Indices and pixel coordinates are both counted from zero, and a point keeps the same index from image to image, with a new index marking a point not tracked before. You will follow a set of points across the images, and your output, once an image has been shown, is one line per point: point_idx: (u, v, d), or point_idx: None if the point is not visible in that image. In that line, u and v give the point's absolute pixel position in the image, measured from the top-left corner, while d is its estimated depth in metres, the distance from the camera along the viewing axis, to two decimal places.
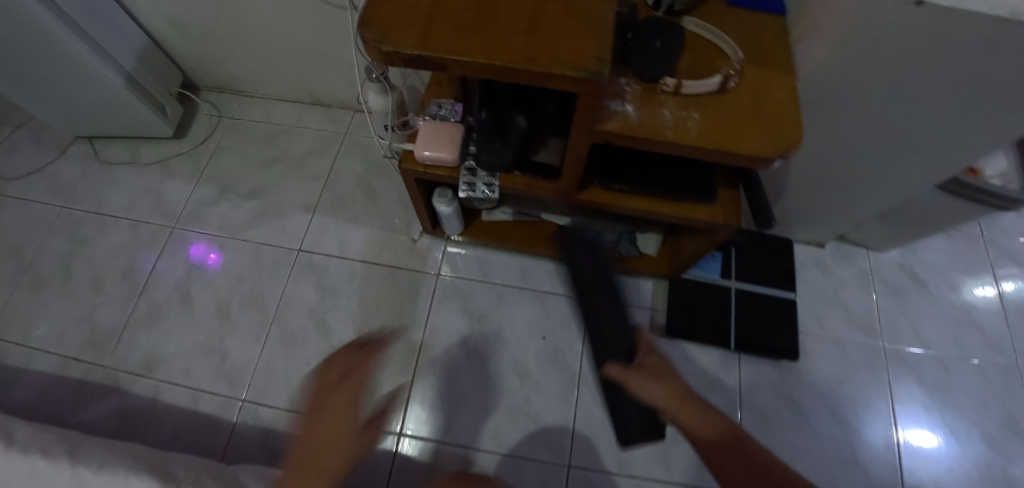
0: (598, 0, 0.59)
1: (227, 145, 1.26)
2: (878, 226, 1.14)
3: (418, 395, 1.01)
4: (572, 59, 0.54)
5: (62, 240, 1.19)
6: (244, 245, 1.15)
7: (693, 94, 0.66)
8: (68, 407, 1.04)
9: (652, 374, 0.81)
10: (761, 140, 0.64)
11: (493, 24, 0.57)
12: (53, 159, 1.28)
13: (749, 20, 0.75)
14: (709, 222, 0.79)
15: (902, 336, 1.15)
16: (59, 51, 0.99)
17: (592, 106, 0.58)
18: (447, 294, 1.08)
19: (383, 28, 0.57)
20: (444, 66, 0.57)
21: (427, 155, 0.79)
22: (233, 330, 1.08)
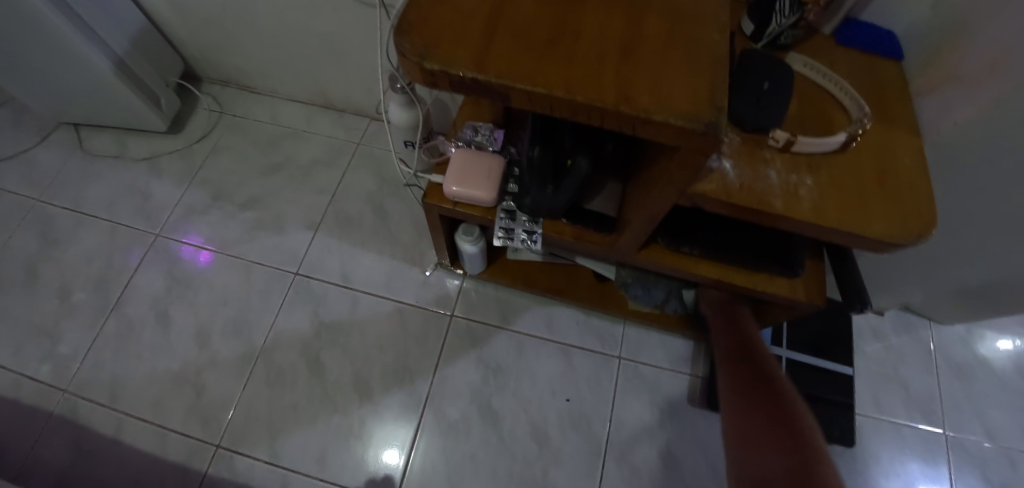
0: (707, 27, 0.46)
1: (227, 145, 1.13)
2: (952, 301, 0.95)
3: (417, 457, 0.86)
4: (679, 104, 0.41)
5: (31, 238, 1.06)
6: (235, 262, 1.02)
7: (804, 154, 0.53)
8: (19, 436, 0.90)
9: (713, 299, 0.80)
10: (889, 218, 0.51)
11: (577, 45, 0.43)
12: (32, 146, 1.15)
13: (865, 63, 0.62)
14: (789, 298, 0.64)
15: (966, 422, 0.96)
16: (39, 29, 0.85)
17: (693, 165, 0.45)
18: (459, 338, 0.94)
19: (429, 37, 0.42)
20: (507, 96, 0.43)
21: (457, 191, 0.65)
22: (212, 361, 0.94)
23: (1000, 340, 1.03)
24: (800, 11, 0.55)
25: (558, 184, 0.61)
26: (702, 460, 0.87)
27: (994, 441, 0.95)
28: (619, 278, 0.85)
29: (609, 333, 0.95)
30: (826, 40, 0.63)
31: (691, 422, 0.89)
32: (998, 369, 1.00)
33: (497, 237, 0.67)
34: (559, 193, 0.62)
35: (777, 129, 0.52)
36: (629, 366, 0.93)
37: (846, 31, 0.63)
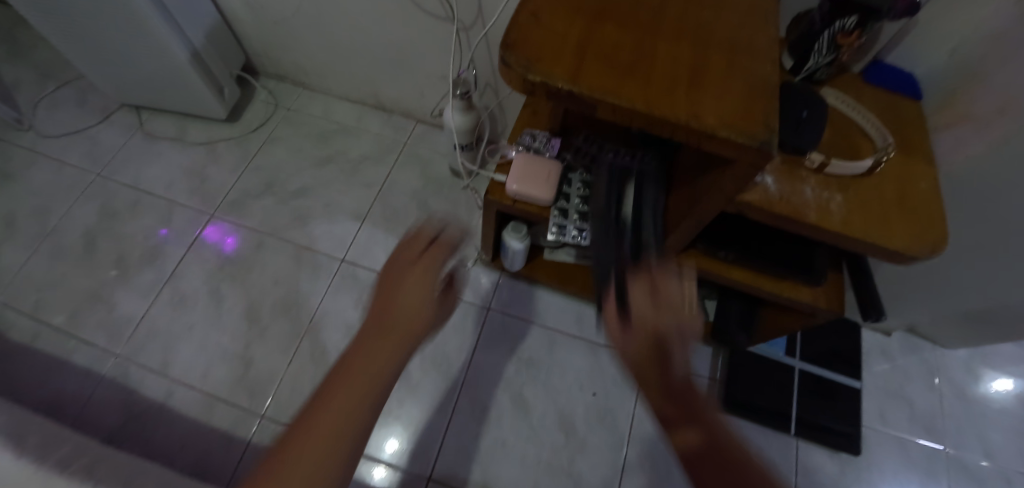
0: (760, 60, 0.54)
1: (281, 137, 1.20)
2: (956, 325, 1.02)
3: (449, 437, 0.92)
4: (739, 123, 0.49)
5: (92, 211, 1.12)
6: (286, 246, 1.08)
7: (836, 175, 0.61)
8: (74, 393, 0.96)
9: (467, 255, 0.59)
10: (907, 233, 0.58)
11: (652, 69, 0.51)
12: (94, 124, 1.21)
13: (889, 100, 0.70)
14: (809, 304, 0.72)
15: (966, 441, 1.02)
16: (131, 17, 0.92)
17: (745, 177, 0.52)
18: (493, 330, 1.00)
19: (531, 54, 0.50)
20: (593, 108, 0.50)
21: (518, 190, 0.72)
22: (261, 337, 1.00)
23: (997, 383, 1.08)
24: (836, 51, 0.63)
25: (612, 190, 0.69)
26: None
27: (990, 460, 1.01)
28: None
29: None
30: (855, 77, 0.72)
31: None
32: (995, 394, 1.07)
33: (550, 233, 0.75)
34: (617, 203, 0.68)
35: (813, 152, 0.60)
36: None
37: (873, 71, 0.71)
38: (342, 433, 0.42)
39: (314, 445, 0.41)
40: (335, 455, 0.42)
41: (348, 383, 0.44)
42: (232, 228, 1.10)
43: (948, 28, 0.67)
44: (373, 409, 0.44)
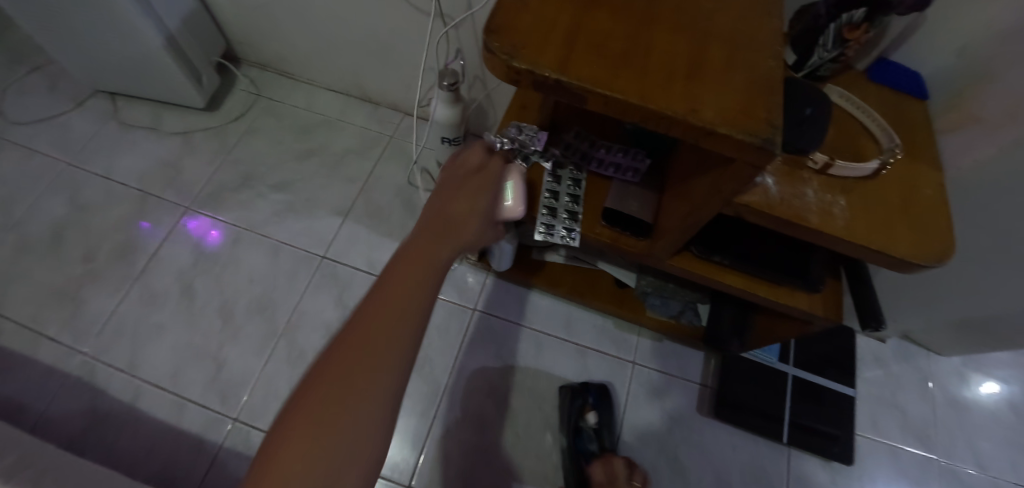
0: (761, 53, 0.50)
1: (261, 128, 1.15)
2: (952, 333, 1.00)
3: (430, 445, 0.88)
4: (740, 119, 0.45)
5: (60, 202, 1.07)
6: (264, 242, 1.04)
7: (840, 177, 0.58)
8: (35, 394, 0.91)
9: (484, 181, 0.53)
10: (912, 240, 0.55)
11: (647, 59, 0.47)
12: (66, 111, 1.16)
13: (893, 100, 0.67)
14: (807, 312, 0.69)
15: (958, 451, 1.00)
16: None
17: (745, 178, 0.49)
18: (479, 333, 0.96)
19: (516, 40, 0.46)
20: (583, 100, 0.46)
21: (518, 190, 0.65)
22: (234, 337, 0.96)
23: (984, 384, 1.06)
24: (842, 46, 0.60)
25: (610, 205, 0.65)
26: (704, 467, 0.92)
27: (983, 471, 0.99)
28: (639, 286, 0.88)
29: (624, 339, 0.98)
30: (859, 75, 0.69)
31: (696, 431, 0.94)
32: (985, 397, 1.05)
33: (538, 232, 0.71)
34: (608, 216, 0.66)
35: (817, 151, 0.57)
36: (641, 371, 0.96)
37: (877, 69, 0.68)
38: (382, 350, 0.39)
39: (352, 368, 0.39)
40: (374, 381, 0.38)
41: (389, 300, 0.41)
42: (210, 221, 1.06)
43: (958, 26, 0.64)
44: (414, 332, 0.41)
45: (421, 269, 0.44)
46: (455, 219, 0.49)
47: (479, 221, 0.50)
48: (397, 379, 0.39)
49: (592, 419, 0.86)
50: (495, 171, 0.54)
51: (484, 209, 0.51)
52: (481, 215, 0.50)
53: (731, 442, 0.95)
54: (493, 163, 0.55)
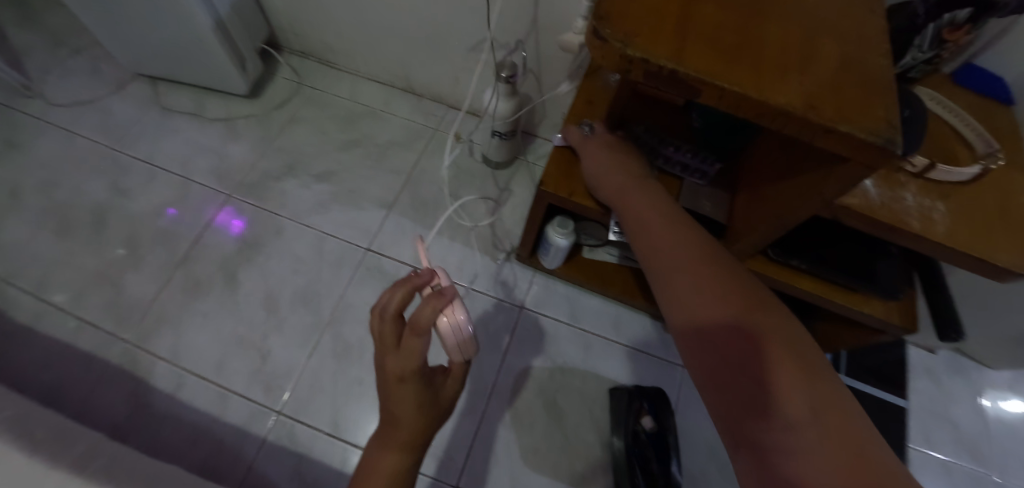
0: (873, 50, 0.48)
1: (304, 117, 1.14)
2: (1008, 347, 0.97)
3: (478, 443, 0.86)
4: (860, 117, 0.43)
5: (102, 185, 1.06)
6: (308, 233, 1.02)
7: (936, 182, 0.56)
8: (77, 379, 0.90)
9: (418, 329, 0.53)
10: (1016, 249, 0.53)
11: (761, 51, 0.45)
12: (107, 94, 1.15)
13: (980, 105, 0.65)
14: (883, 321, 0.67)
15: (1011, 468, 0.98)
16: None
17: (855, 178, 0.47)
18: (526, 332, 0.95)
19: (628, 27, 0.44)
20: (695, 93, 0.45)
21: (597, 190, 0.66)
22: (279, 327, 0.94)
23: None
24: (938, 48, 0.58)
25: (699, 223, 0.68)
26: None
27: None
28: None
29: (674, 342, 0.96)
30: (944, 79, 0.67)
31: None
32: None
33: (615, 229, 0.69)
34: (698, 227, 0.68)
35: (915, 155, 0.55)
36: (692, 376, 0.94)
37: (964, 73, 0.66)
38: None
39: None
40: None
41: None
42: (250, 212, 1.04)
43: None
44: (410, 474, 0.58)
45: (395, 457, 0.56)
46: (398, 421, 0.55)
47: (422, 421, 0.56)
48: None
49: (647, 424, 0.80)
50: (414, 353, 0.53)
51: (419, 401, 0.55)
52: (421, 410, 0.55)
53: None
54: (418, 335, 0.53)
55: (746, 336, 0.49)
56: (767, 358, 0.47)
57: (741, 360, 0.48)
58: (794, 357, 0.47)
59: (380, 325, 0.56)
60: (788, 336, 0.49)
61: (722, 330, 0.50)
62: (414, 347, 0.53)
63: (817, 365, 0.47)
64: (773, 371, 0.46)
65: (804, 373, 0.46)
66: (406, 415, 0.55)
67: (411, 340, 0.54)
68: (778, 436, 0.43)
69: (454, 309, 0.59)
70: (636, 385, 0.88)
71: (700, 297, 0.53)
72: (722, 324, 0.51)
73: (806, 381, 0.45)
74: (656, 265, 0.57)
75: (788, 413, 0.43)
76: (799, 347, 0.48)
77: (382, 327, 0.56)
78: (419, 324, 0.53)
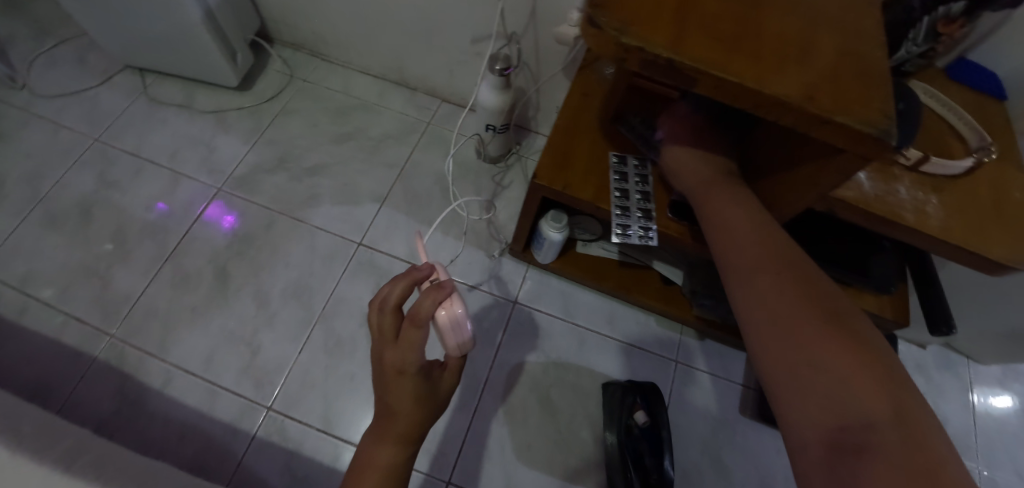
0: (867, 42, 0.48)
1: (295, 109, 1.12)
2: (998, 343, 0.98)
3: (471, 439, 0.86)
4: (856, 108, 0.43)
5: (89, 178, 1.04)
6: (300, 227, 1.01)
7: (930, 175, 0.56)
8: (63, 374, 0.88)
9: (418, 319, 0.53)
10: (1008, 242, 0.53)
11: (757, 41, 0.45)
12: (95, 85, 1.13)
13: (973, 99, 0.66)
14: (876, 314, 0.67)
15: (1000, 462, 0.99)
16: None
17: (851, 170, 0.47)
18: (520, 327, 0.94)
19: (624, 15, 0.44)
20: (692, 84, 0.44)
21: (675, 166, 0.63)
22: (270, 322, 0.93)
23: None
24: (934, 41, 0.58)
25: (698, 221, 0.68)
26: (751, 471, 0.88)
27: None
28: (687, 285, 0.87)
29: (668, 337, 0.96)
30: (938, 73, 0.67)
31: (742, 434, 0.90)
32: None
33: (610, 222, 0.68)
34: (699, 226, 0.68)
35: (909, 148, 0.55)
36: (685, 371, 0.94)
37: (958, 67, 0.67)
38: None
39: None
40: None
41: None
42: (240, 205, 1.03)
43: None
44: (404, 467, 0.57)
45: (389, 448, 0.55)
46: (393, 414, 0.55)
47: (419, 414, 0.55)
48: None
49: (641, 418, 0.80)
50: (413, 345, 0.53)
51: (416, 393, 0.54)
52: (418, 403, 0.54)
53: (776, 445, 0.90)
54: (418, 326, 0.53)
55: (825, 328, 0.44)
56: (850, 357, 0.42)
57: (821, 353, 0.43)
58: (877, 360, 0.42)
59: (380, 317, 0.56)
60: (873, 344, 0.44)
61: (801, 323, 0.45)
62: (414, 339, 0.53)
63: (901, 380, 0.42)
64: (853, 371, 0.41)
65: (888, 381, 0.41)
66: (400, 408, 0.54)
67: (410, 331, 0.53)
68: (856, 432, 0.38)
69: (453, 302, 0.60)
70: (629, 380, 0.88)
71: (777, 286, 0.49)
72: (804, 316, 0.46)
73: (889, 389, 0.40)
74: (724, 249, 0.54)
75: (869, 415, 0.39)
76: (883, 356, 0.43)
77: (382, 319, 0.56)
78: (418, 315, 0.53)
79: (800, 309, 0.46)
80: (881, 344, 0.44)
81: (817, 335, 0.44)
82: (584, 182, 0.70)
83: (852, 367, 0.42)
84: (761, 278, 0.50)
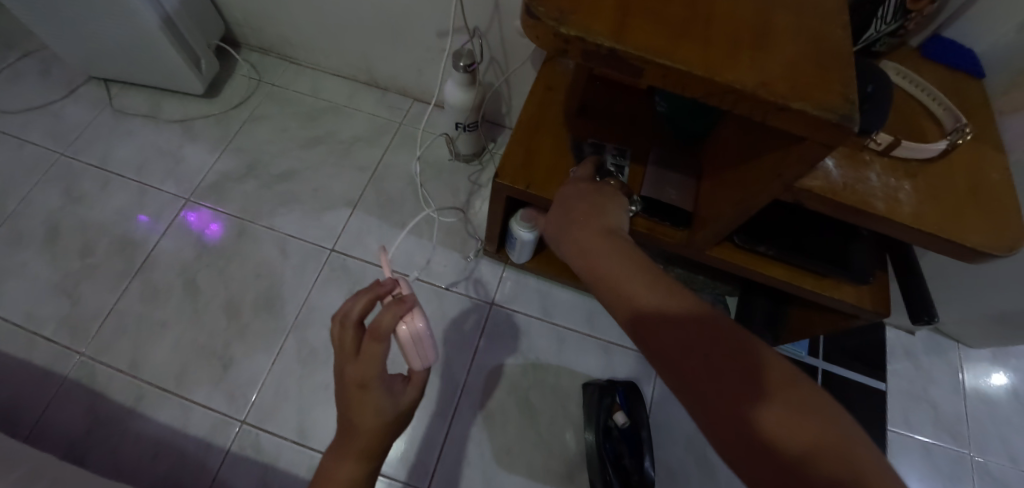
0: (830, 21, 0.46)
1: (264, 115, 1.10)
2: (988, 325, 0.96)
3: (449, 446, 0.83)
4: (815, 93, 0.41)
5: (54, 194, 1.01)
6: (270, 235, 0.99)
7: (902, 160, 0.54)
8: (32, 398, 0.86)
9: (378, 336, 0.51)
10: (984, 230, 0.51)
11: (709, 26, 0.42)
12: (58, 98, 1.10)
13: (948, 79, 0.63)
14: (854, 306, 0.65)
15: (992, 447, 0.97)
16: None
17: (813, 159, 0.44)
18: (497, 329, 0.92)
19: (564, 4, 0.41)
20: (639, 74, 0.41)
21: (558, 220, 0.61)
22: (241, 334, 0.91)
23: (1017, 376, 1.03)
24: (904, 18, 0.56)
25: (668, 217, 0.65)
26: None
27: (1017, 467, 0.96)
28: None
29: None
30: (911, 53, 0.65)
31: None
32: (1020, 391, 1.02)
33: None
34: (667, 221, 0.65)
35: (879, 132, 0.53)
36: None
37: (932, 46, 0.64)
38: None
39: None
40: None
41: None
42: (208, 216, 1.00)
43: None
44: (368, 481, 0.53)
45: (352, 463, 0.52)
46: (355, 429, 0.52)
47: (382, 430, 0.52)
48: None
49: (621, 419, 0.78)
50: (376, 360, 0.51)
51: (381, 407, 0.52)
52: (382, 418, 0.52)
53: None
54: (380, 340, 0.51)
55: (745, 380, 0.38)
56: (779, 410, 0.36)
57: (757, 416, 0.36)
58: (800, 395, 0.37)
59: (340, 333, 0.53)
60: (786, 376, 0.39)
61: (725, 381, 0.38)
62: (375, 353, 0.51)
63: (825, 411, 0.37)
64: (790, 428, 0.35)
65: (823, 421, 0.36)
66: (363, 424, 0.51)
67: (371, 345, 0.51)
68: None
69: (414, 316, 0.59)
70: (609, 379, 0.86)
71: (681, 339, 0.41)
72: (723, 372, 0.38)
73: (829, 434, 0.35)
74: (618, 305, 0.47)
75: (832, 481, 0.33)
76: (796, 382, 0.38)
77: (342, 335, 0.53)
78: (380, 328, 0.51)
79: (717, 372, 0.38)
80: (790, 367, 0.40)
81: (740, 394, 0.37)
82: (549, 179, 0.67)
83: (787, 422, 0.36)
84: (665, 334, 0.42)
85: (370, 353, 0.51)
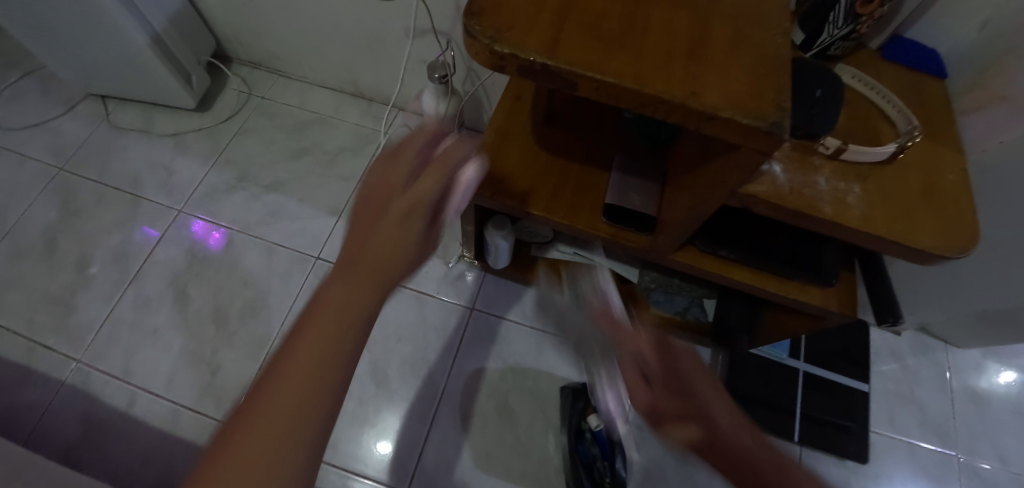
0: (772, 27, 0.46)
1: (253, 127, 1.13)
2: (972, 325, 0.96)
3: (429, 449, 0.85)
4: (747, 101, 0.41)
5: (53, 207, 1.05)
6: (258, 244, 1.01)
7: (852, 164, 0.54)
8: (31, 403, 0.89)
9: (440, 167, 0.45)
10: (935, 231, 0.51)
11: (643, 38, 0.43)
12: (58, 115, 1.14)
13: (909, 80, 0.63)
14: (821, 308, 0.65)
15: (980, 448, 0.97)
16: None
17: (751, 166, 0.45)
18: (478, 334, 0.94)
19: (500, 22, 0.43)
20: (573, 86, 0.43)
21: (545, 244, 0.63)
22: (229, 341, 0.94)
23: (1005, 375, 1.03)
24: (854, 23, 0.56)
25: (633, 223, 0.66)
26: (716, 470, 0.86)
27: (1007, 468, 0.96)
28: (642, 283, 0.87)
29: None
30: (872, 55, 0.65)
31: None
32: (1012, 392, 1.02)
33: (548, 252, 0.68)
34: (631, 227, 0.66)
35: (828, 137, 0.53)
36: None
37: (892, 48, 0.64)
38: (309, 397, 0.36)
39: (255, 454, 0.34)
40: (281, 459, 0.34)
41: (306, 362, 0.36)
42: (198, 227, 1.03)
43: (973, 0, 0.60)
44: (348, 359, 0.38)
45: (345, 308, 0.39)
46: (379, 254, 0.41)
47: None
48: (314, 439, 0.35)
49: (593, 422, 0.79)
50: (428, 190, 0.44)
51: (410, 244, 0.42)
52: (407, 254, 0.42)
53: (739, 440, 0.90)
54: (436, 175, 0.45)
55: (763, 458, 0.46)
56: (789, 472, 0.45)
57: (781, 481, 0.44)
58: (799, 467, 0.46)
59: (391, 162, 0.46)
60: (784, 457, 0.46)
61: (744, 458, 0.46)
62: (429, 182, 0.44)
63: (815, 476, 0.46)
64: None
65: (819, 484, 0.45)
66: (388, 250, 0.41)
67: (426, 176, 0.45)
68: None
69: (468, 164, 0.50)
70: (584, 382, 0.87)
71: (704, 418, 0.48)
72: (745, 450, 0.46)
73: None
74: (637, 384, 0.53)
75: None
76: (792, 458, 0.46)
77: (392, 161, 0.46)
78: (441, 165, 0.46)
79: (739, 455, 0.46)
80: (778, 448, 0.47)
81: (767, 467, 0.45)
82: (515, 187, 0.68)
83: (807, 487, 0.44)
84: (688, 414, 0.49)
85: (420, 183, 0.44)
